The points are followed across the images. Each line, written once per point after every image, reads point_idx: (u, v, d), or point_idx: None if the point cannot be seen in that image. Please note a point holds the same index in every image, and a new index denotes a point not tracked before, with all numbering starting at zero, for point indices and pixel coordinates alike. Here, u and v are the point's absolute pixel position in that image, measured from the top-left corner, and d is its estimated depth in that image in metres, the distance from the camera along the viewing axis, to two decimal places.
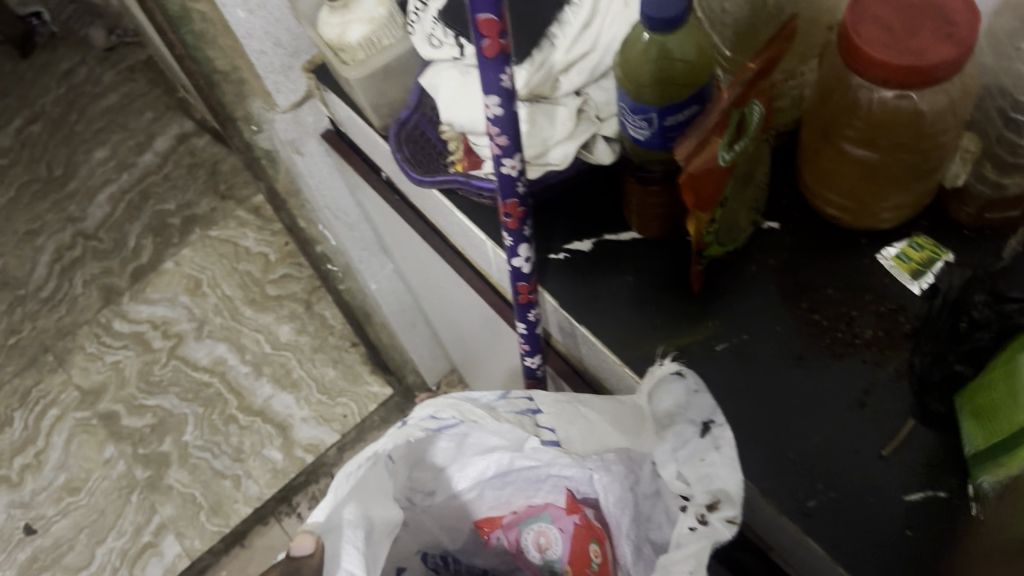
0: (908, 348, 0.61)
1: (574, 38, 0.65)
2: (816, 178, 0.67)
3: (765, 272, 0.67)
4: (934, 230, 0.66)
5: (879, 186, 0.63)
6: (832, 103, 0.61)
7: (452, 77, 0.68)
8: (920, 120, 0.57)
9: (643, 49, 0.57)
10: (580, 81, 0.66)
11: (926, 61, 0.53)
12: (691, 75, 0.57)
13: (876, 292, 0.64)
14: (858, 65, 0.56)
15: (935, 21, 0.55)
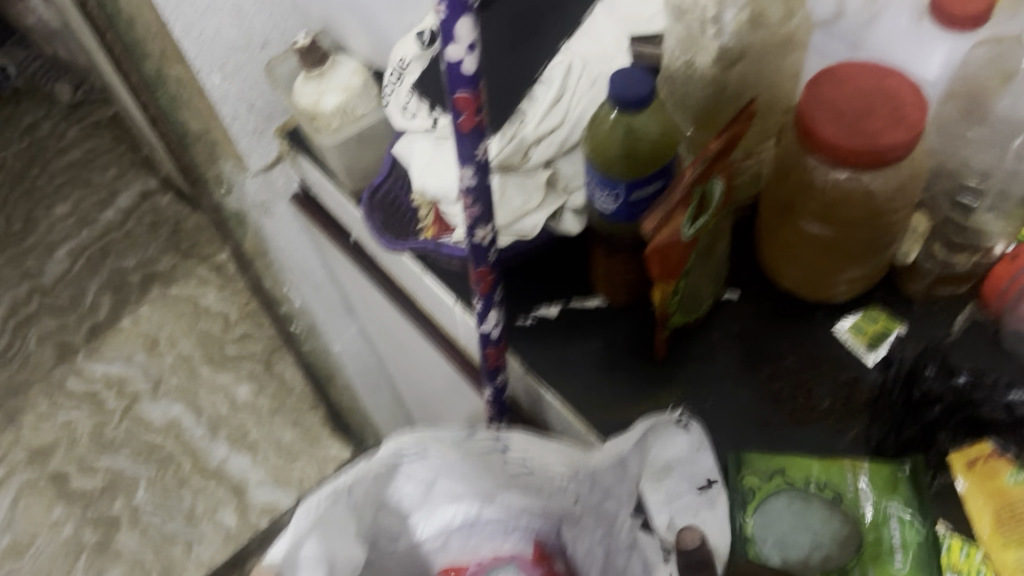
0: (866, 419, 0.63)
1: (541, 114, 0.67)
2: (776, 251, 0.69)
3: (727, 341, 0.69)
4: (888, 303, 0.69)
5: (834, 261, 0.65)
6: (788, 183, 0.64)
7: (426, 148, 0.70)
8: (873, 198, 0.60)
9: (609, 126, 0.59)
10: (550, 153, 0.68)
11: (876, 144, 0.56)
12: (658, 153, 0.59)
13: (833, 363, 0.67)
14: (812, 147, 0.59)
15: (885, 107, 0.57)
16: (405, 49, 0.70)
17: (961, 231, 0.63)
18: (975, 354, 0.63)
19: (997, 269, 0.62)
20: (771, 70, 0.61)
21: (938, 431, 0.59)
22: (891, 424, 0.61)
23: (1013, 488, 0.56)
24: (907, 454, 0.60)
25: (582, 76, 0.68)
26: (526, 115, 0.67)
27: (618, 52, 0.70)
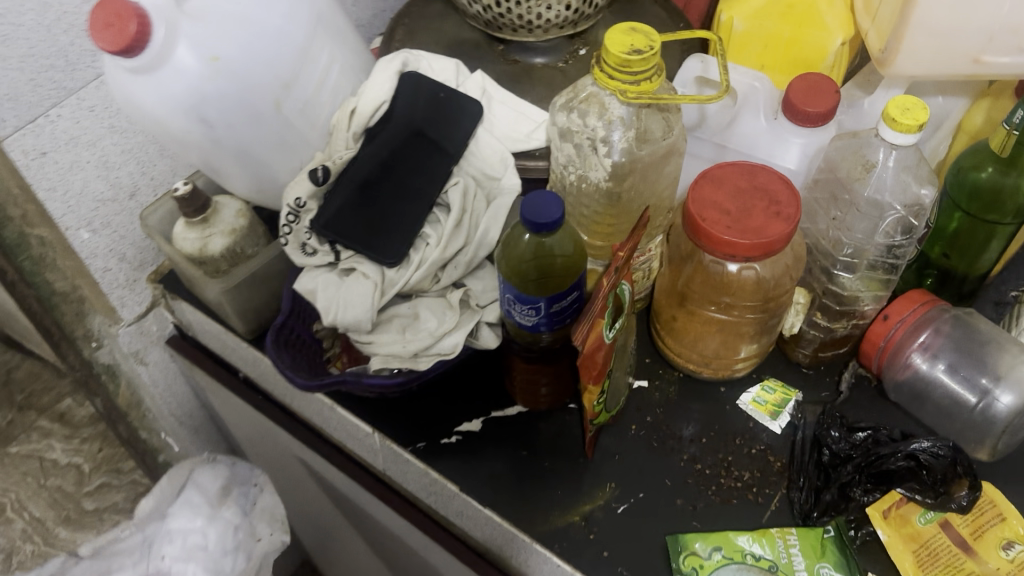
0: (785, 485, 0.69)
1: (445, 240, 0.68)
2: (672, 336, 0.74)
3: (646, 428, 0.73)
4: (777, 374, 0.76)
5: (732, 342, 0.71)
6: (683, 276, 0.69)
7: (329, 282, 0.68)
8: (762, 283, 0.66)
9: (524, 247, 0.61)
10: (457, 275, 0.70)
11: (766, 238, 0.62)
12: (568, 265, 0.62)
13: (743, 435, 0.72)
14: (709, 246, 0.63)
15: (762, 203, 0.64)
16: (298, 188, 0.68)
17: (840, 299, 0.69)
18: (860, 410, 0.73)
19: (873, 329, 0.71)
20: (653, 184, 0.66)
21: (850, 485, 0.67)
22: (807, 487, 0.68)
23: (923, 528, 0.66)
24: (830, 513, 0.66)
25: (477, 197, 0.72)
26: (431, 235, 0.69)
27: (505, 171, 0.74)
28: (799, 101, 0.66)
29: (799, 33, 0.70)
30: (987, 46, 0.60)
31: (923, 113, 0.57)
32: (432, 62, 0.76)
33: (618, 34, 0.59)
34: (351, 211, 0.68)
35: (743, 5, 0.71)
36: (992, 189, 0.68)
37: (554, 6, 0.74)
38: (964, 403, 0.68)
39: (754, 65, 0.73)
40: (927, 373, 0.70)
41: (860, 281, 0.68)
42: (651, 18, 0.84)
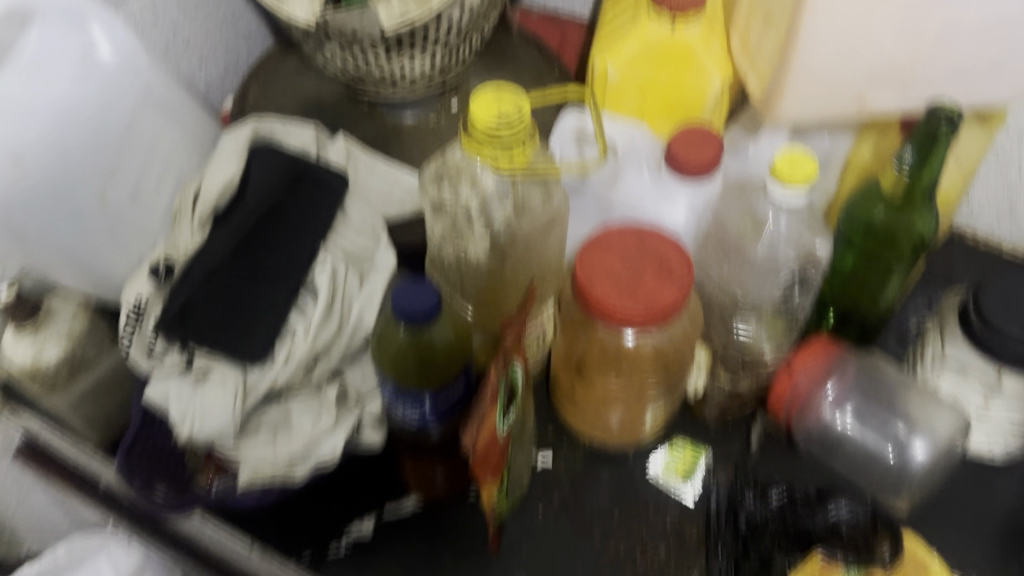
0: (702, 558, 0.65)
1: (314, 330, 0.61)
2: (571, 406, 0.69)
3: (552, 509, 0.67)
4: (686, 434, 0.72)
5: (636, 410, 0.66)
6: (578, 345, 0.64)
7: (183, 391, 0.58)
8: (660, 349, 0.62)
9: (401, 341, 0.54)
10: (331, 366, 0.63)
11: (660, 304, 0.58)
12: (451, 355, 0.56)
13: (654, 506, 0.68)
14: (601, 315, 0.59)
15: (653, 266, 0.60)
16: (140, 285, 0.62)
17: (743, 357, 0.66)
18: (773, 466, 0.69)
19: (779, 386, 0.65)
20: (536, 252, 0.61)
21: (770, 553, 0.62)
22: (726, 556, 0.64)
23: None
24: None
25: (348, 277, 0.64)
26: (299, 326, 0.61)
27: (378, 245, 0.67)
28: (682, 154, 0.62)
29: (676, 78, 0.67)
30: (872, 86, 0.58)
31: (812, 166, 0.54)
32: (287, 130, 0.70)
33: (483, 101, 0.54)
34: (200, 308, 0.60)
35: (617, 51, 0.66)
36: (886, 229, 0.66)
37: (420, 61, 0.69)
38: (877, 455, 0.65)
39: (634, 114, 0.70)
40: (835, 422, 0.66)
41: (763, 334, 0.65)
42: (523, 64, 0.80)
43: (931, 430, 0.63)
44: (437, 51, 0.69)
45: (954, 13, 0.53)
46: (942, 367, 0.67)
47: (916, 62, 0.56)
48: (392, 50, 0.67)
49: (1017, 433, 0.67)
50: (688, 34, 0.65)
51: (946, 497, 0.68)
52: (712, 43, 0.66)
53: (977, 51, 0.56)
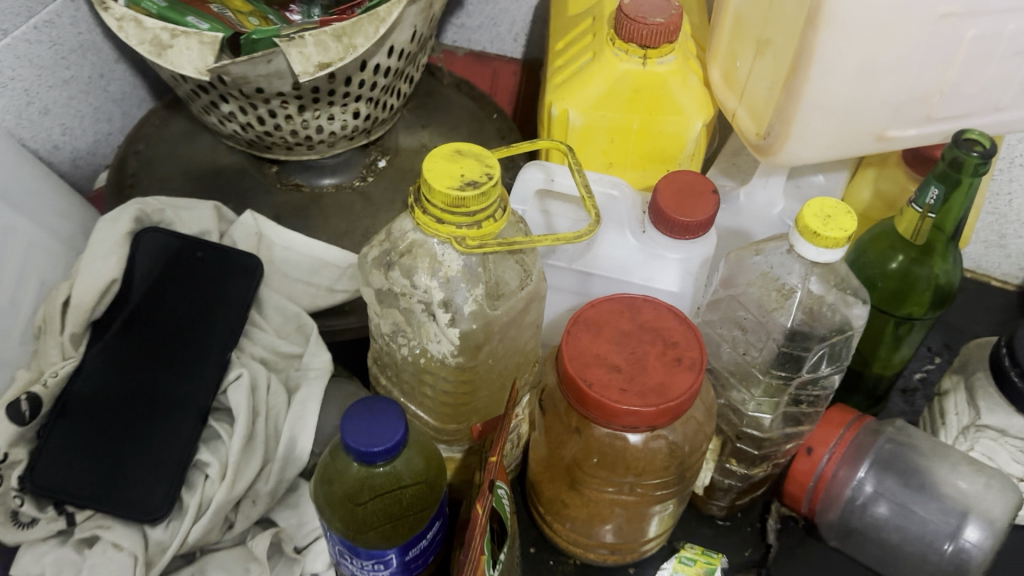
0: None
1: (232, 469, 0.47)
2: (555, 520, 0.57)
3: None
4: (691, 536, 0.61)
5: (636, 520, 0.55)
6: (566, 451, 0.52)
7: (60, 565, 0.44)
8: (676, 451, 0.50)
9: (356, 477, 0.41)
10: (258, 512, 0.48)
11: (672, 399, 0.47)
12: (422, 491, 0.42)
13: None
14: (601, 419, 0.47)
15: (655, 347, 0.50)
16: None
17: (758, 443, 0.56)
18: (799, 565, 0.59)
19: (796, 466, 0.57)
20: (513, 345, 0.49)
21: None
22: None
23: None
24: None
25: (272, 389, 0.51)
26: (211, 464, 0.47)
27: (307, 346, 0.54)
28: (673, 210, 0.52)
29: (650, 121, 0.56)
30: (893, 120, 0.49)
31: (850, 220, 0.44)
32: (180, 211, 0.54)
33: (439, 162, 0.42)
34: (78, 456, 0.46)
35: (578, 93, 0.56)
36: (902, 279, 0.56)
37: (341, 115, 0.57)
38: (921, 546, 0.55)
39: (601, 165, 0.59)
40: (860, 508, 0.57)
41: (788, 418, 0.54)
42: (457, 114, 0.69)
43: (975, 513, 0.54)
44: (361, 102, 0.57)
45: (990, 28, 0.45)
46: (976, 433, 0.59)
47: (944, 87, 0.47)
48: (306, 104, 0.54)
49: None
50: (662, 68, 0.54)
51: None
52: (690, 77, 0.55)
53: (1010, 71, 0.47)
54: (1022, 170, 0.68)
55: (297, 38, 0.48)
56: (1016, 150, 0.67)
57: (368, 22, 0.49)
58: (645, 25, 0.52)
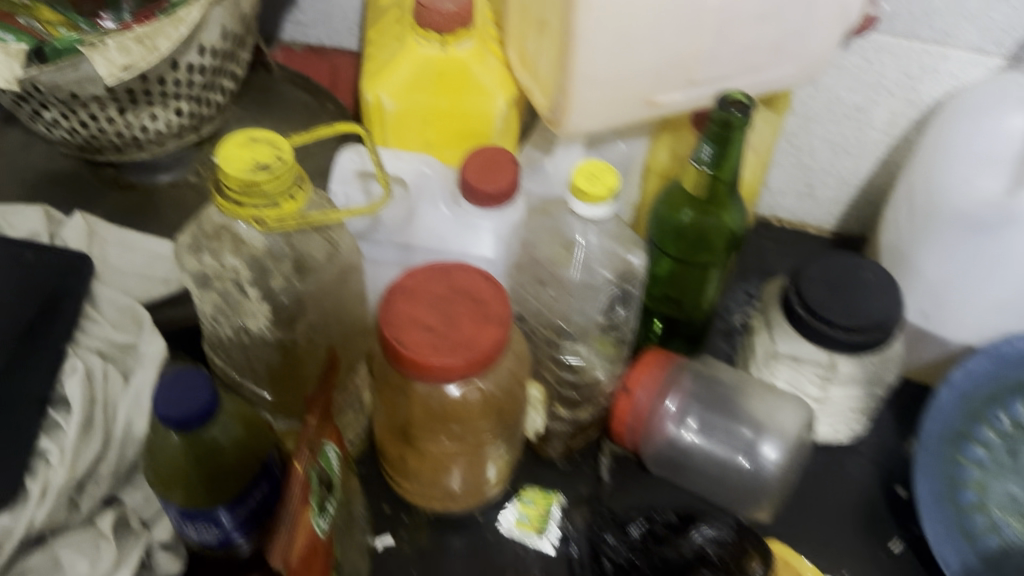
0: None
1: (70, 452, 0.50)
2: (402, 476, 0.61)
3: None
4: (531, 479, 0.66)
5: (471, 467, 0.60)
6: (398, 411, 0.57)
7: None
8: (490, 398, 0.55)
9: (172, 450, 0.45)
10: (102, 490, 0.52)
11: (478, 351, 0.51)
12: (243, 452, 0.47)
13: (513, 568, 0.61)
14: (418, 375, 0.52)
15: (467, 306, 0.54)
16: None
17: (576, 387, 0.63)
18: (628, 496, 0.65)
19: (617, 405, 0.62)
20: (336, 314, 0.53)
21: None
22: None
23: None
24: None
25: (108, 377, 0.54)
26: (51, 449, 0.50)
27: (141, 332, 0.56)
28: (476, 180, 0.56)
29: (458, 102, 0.61)
30: (657, 85, 0.54)
31: (612, 178, 0.50)
32: (9, 217, 0.58)
33: (233, 150, 0.45)
34: None
35: (387, 79, 0.59)
36: (696, 230, 0.63)
37: (163, 113, 0.60)
38: (728, 464, 0.61)
39: (419, 145, 0.63)
40: (680, 438, 0.63)
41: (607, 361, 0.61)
42: (291, 105, 0.72)
43: (770, 431, 0.60)
44: (182, 100, 0.60)
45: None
46: (776, 363, 0.65)
47: (698, 54, 0.53)
48: (126, 106, 0.58)
49: (858, 417, 0.66)
50: (461, 52, 0.59)
51: (800, 490, 0.66)
52: (489, 59, 0.60)
53: (755, 35, 0.53)
54: (817, 127, 0.75)
55: (99, 44, 0.51)
56: (809, 107, 0.74)
57: (168, 25, 0.52)
58: (438, 13, 0.57)
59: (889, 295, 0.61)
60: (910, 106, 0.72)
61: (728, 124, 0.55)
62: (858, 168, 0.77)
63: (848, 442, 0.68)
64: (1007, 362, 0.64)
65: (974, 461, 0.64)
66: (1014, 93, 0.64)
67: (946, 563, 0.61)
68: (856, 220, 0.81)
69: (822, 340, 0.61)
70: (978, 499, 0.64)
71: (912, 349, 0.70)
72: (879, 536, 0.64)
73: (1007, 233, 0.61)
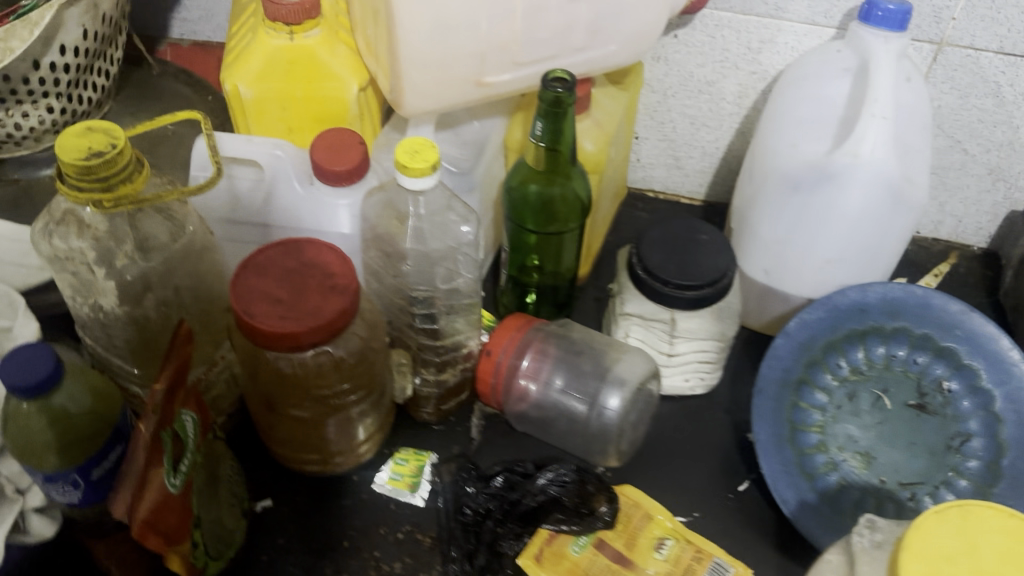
0: (440, 558, 0.63)
1: None
2: (274, 440, 0.65)
3: (282, 551, 0.63)
4: (405, 439, 0.70)
5: (339, 429, 0.64)
6: (258, 378, 0.60)
7: None
8: (343, 363, 0.59)
9: (27, 420, 0.49)
10: None
11: (323, 318, 0.55)
12: (94, 419, 0.51)
13: (387, 521, 0.65)
14: (265, 343, 0.55)
15: (316, 279, 0.57)
16: None
17: (437, 350, 0.67)
18: (497, 451, 0.69)
19: (480, 367, 0.66)
20: (196, 287, 0.58)
21: (498, 539, 0.62)
22: (460, 556, 0.62)
23: (579, 557, 0.62)
24: None
25: None
26: None
27: (16, 317, 0.60)
28: (325, 162, 0.60)
29: (311, 87, 0.64)
30: (483, 67, 0.59)
31: (433, 153, 0.54)
32: None
33: (71, 141, 0.49)
34: None
35: (242, 69, 0.63)
36: (544, 200, 0.67)
37: (32, 111, 0.63)
38: (574, 414, 0.67)
39: (282, 130, 0.67)
40: (545, 397, 0.68)
41: (465, 320, 0.66)
42: (170, 99, 0.76)
43: (614, 384, 0.66)
44: (51, 98, 0.64)
45: None
46: (627, 322, 0.69)
47: (516, 37, 0.58)
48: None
49: (707, 369, 0.71)
50: (308, 41, 0.63)
51: (656, 440, 0.71)
52: (337, 46, 0.64)
53: (570, 17, 0.58)
54: (675, 101, 0.79)
55: None
56: (665, 83, 0.78)
57: (20, 27, 0.57)
58: (281, 6, 0.60)
59: (724, 257, 0.66)
60: (757, 78, 0.76)
61: (558, 102, 0.58)
62: (717, 139, 0.82)
63: (704, 392, 0.74)
64: (842, 314, 0.69)
65: (816, 406, 0.69)
66: (834, 63, 0.67)
67: (784, 498, 0.65)
68: (723, 187, 0.86)
69: (661, 299, 0.65)
70: (820, 440, 0.68)
71: (762, 303, 0.75)
72: (730, 478, 0.69)
73: (819, 192, 0.65)
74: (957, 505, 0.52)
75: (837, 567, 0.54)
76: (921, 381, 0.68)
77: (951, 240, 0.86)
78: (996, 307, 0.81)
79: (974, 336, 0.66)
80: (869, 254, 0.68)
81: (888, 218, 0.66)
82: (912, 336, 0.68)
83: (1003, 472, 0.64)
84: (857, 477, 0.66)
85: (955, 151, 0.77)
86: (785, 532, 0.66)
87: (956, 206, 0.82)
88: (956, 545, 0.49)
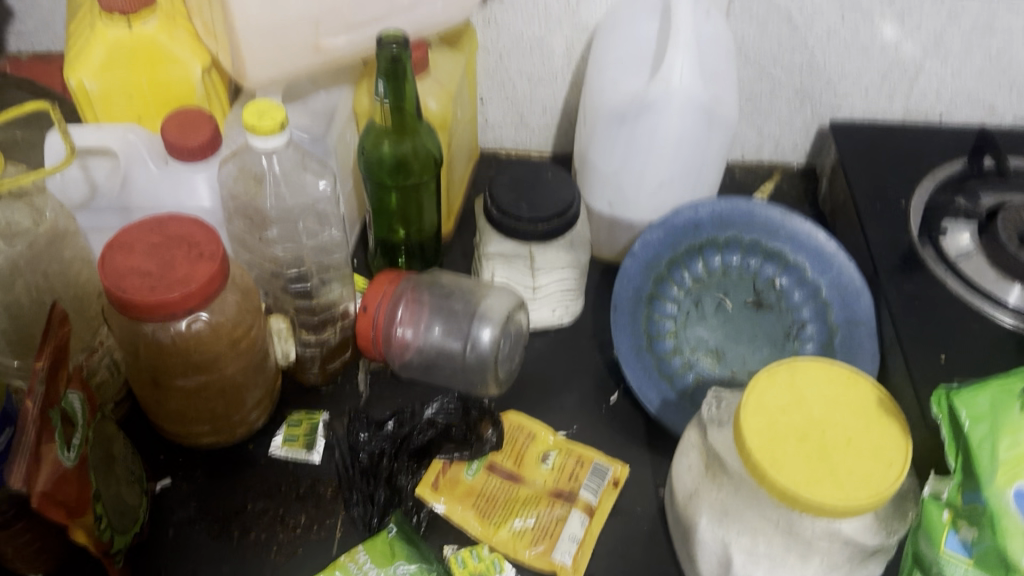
0: (343, 504, 0.66)
1: None
2: (164, 418, 0.67)
3: (189, 522, 0.65)
4: (293, 403, 0.73)
5: (229, 398, 0.66)
6: (140, 357, 0.62)
7: None
8: (221, 329, 0.62)
9: None
10: None
11: (194, 284, 0.57)
12: None
13: (287, 480, 0.68)
14: (140, 317, 0.56)
15: (181, 251, 0.59)
16: None
17: (314, 310, 0.71)
18: (384, 400, 0.73)
19: (359, 323, 0.70)
20: (63, 272, 0.61)
21: (395, 474, 0.67)
22: (362, 498, 0.66)
23: (473, 480, 0.67)
24: (390, 512, 0.65)
25: None
26: None
27: None
28: (178, 139, 0.63)
29: (156, 73, 0.67)
30: (320, 31, 0.63)
31: (280, 112, 0.57)
32: None
33: None
34: None
35: (84, 63, 0.65)
36: (396, 156, 0.72)
37: None
38: (452, 351, 0.72)
39: (132, 118, 0.69)
40: (426, 342, 0.72)
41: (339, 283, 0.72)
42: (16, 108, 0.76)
43: (484, 319, 0.71)
44: None
45: None
46: (490, 263, 0.75)
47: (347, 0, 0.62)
48: None
49: (569, 299, 0.77)
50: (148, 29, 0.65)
51: (533, 373, 0.77)
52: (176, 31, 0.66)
53: None
54: (511, 60, 0.85)
55: None
56: (499, 44, 0.84)
57: None
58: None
59: (567, 190, 0.72)
60: (580, 31, 0.81)
61: (396, 59, 0.62)
62: (554, 93, 0.88)
63: (569, 322, 0.80)
64: (679, 232, 0.76)
65: (667, 316, 0.75)
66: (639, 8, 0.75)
67: (648, 398, 0.72)
68: (567, 139, 0.93)
69: (518, 234, 0.70)
70: (674, 345, 0.75)
71: (612, 234, 0.83)
72: (603, 392, 0.75)
73: (642, 122, 0.72)
74: (787, 363, 0.58)
75: (697, 442, 0.62)
76: (756, 282, 0.76)
77: (773, 160, 0.95)
78: (818, 214, 0.92)
79: (795, 236, 0.75)
80: (695, 173, 0.76)
81: (706, 137, 0.73)
82: (743, 244, 0.76)
83: (837, 348, 0.72)
84: (711, 373, 0.73)
85: (764, 78, 0.86)
86: (657, 432, 0.73)
87: (773, 128, 0.91)
88: (788, 399, 0.56)
